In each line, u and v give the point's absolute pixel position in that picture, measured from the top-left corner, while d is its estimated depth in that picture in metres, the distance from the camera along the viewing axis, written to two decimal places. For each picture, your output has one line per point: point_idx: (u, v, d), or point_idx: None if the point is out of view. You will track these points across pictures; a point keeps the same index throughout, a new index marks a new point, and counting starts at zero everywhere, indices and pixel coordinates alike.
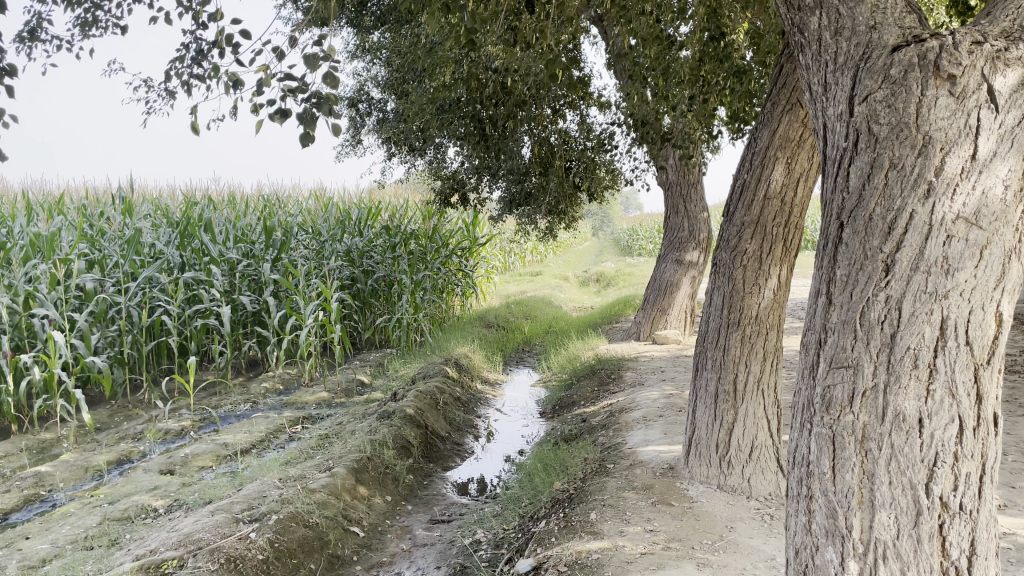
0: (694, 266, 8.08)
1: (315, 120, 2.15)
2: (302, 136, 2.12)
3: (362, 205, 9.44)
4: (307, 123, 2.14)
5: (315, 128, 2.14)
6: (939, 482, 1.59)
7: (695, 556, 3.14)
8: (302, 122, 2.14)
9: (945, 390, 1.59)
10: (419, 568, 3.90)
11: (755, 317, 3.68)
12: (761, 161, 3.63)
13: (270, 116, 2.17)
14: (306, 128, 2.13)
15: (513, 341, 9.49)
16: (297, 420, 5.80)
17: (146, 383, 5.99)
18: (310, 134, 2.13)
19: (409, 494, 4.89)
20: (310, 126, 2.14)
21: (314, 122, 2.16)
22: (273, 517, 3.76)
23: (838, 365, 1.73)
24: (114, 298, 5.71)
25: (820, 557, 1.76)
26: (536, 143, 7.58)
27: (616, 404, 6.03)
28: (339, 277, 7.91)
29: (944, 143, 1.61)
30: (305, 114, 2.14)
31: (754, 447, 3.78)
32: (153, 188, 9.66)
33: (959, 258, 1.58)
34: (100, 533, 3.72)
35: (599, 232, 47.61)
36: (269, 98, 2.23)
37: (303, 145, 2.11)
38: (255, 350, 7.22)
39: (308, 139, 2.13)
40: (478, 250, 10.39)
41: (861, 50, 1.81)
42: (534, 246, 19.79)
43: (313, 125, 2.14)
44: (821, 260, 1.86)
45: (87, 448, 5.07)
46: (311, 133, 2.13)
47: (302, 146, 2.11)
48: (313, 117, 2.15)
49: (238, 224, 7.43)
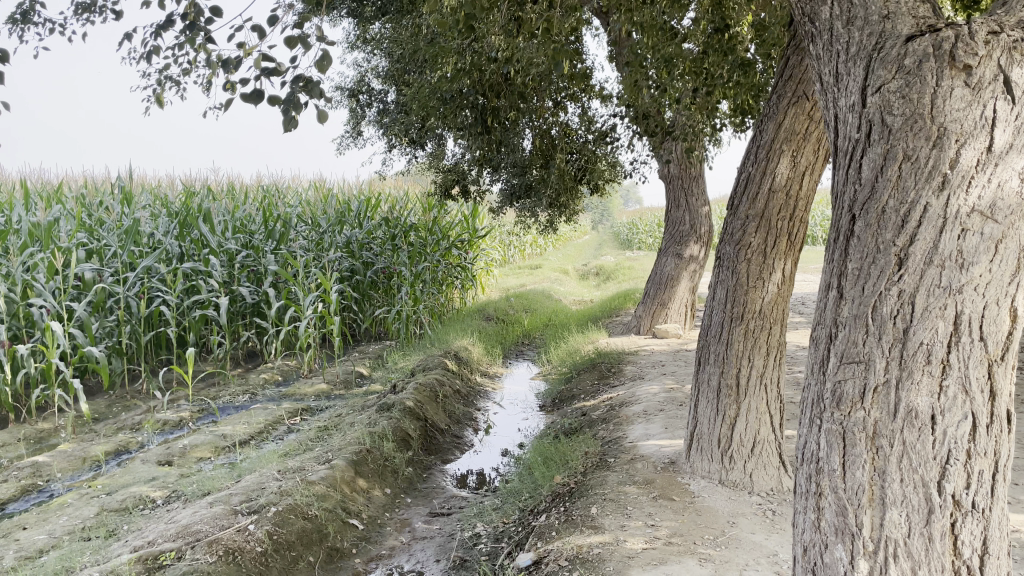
0: (695, 260, 8.04)
1: (301, 104, 2.11)
2: (286, 119, 2.09)
3: (362, 196, 9.42)
4: (292, 106, 2.10)
5: (302, 111, 2.10)
6: (952, 480, 1.56)
7: (697, 551, 3.12)
8: (287, 104, 2.10)
9: (958, 387, 1.56)
10: (419, 561, 3.88)
11: (759, 311, 3.66)
12: (766, 153, 3.59)
13: (253, 99, 2.12)
14: (291, 111, 2.09)
15: (512, 334, 9.45)
16: (296, 411, 5.78)
17: (144, 374, 5.96)
18: (294, 117, 2.10)
19: (409, 486, 4.87)
20: (295, 110, 2.10)
21: (300, 105, 2.12)
22: (272, 509, 3.73)
23: (848, 360, 1.70)
24: (113, 287, 5.66)
25: (829, 555, 1.73)
26: (537, 136, 7.53)
27: (616, 397, 6.00)
28: (339, 269, 7.87)
29: (960, 135, 1.58)
30: (289, 97, 2.10)
31: (757, 441, 3.75)
32: (152, 178, 9.62)
33: (975, 252, 1.55)
34: (98, 524, 3.69)
35: (598, 226, 47.63)
36: (246, 77, 2.18)
37: (287, 129, 2.08)
38: (254, 341, 7.21)
39: (293, 123, 2.10)
40: (478, 242, 10.37)
41: (874, 40, 1.78)
42: (533, 240, 19.79)
43: (299, 109, 2.10)
44: (832, 254, 1.83)
45: (85, 438, 5.05)
46: (296, 116, 2.09)
47: (287, 131, 2.08)
48: (299, 101, 2.10)
49: (237, 214, 7.39)
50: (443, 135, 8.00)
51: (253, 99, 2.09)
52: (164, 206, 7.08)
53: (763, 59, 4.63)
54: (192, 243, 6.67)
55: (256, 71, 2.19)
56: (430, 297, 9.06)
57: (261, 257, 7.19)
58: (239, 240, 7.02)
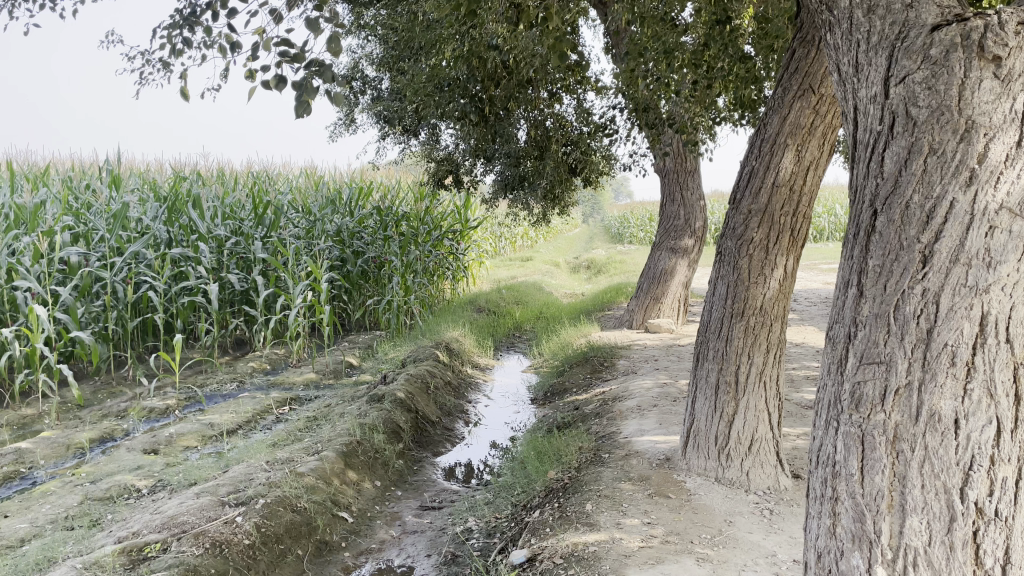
0: (689, 254, 8.00)
1: (315, 90, 1.94)
2: (300, 104, 1.92)
3: (353, 184, 9.33)
4: (305, 91, 1.93)
5: (316, 96, 1.93)
6: (975, 487, 1.50)
7: (695, 551, 3.06)
8: (300, 89, 1.93)
9: (983, 391, 1.50)
10: (409, 555, 3.82)
11: (760, 308, 3.60)
12: (770, 147, 3.53)
13: (264, 84, 1.95)
14: (304, 97, 1.92)
15: (503, 326, 9.39)
16: (284, 401, 5.70)
17: (130, 360, 5.85)
18: (308, 102, 1.93)
19: (399, 479, 4.80)
20: (308, 94, 1.93)
21: (313, 91, 1.96)
22: (260, 501, 3.66)
23: (869, 361, 1.64)
24: (99, 273, 5.55)
25: (846, 562, 1.67)
26: (532, 126, 7.35)
27: (609, 391, 5.95)
28: (329, 258, 7.76)
29: (989, 129, 1.52)
30: (302, 82, 1.93)
31: (755, 440, 3.71)
32: (141, 161, 9.45)
33: (1003, 250, 1.49)
34: (81, 513, 3.61)
35: (588, 217, 47.75)
36: (261, 63, 2.03)
37: (299, 115, 1.91)
38: (243, 329, 7.10)
39: (306, 109, 1.92)
40: (470, 233, 10.30)
41: (897, 29, 1.70)
42: (523, 233, 19.70)
43: (313, 93, 1.93)
44: (851, 251, 1.77)
45: (70, 424, 4.95)
46: (310, 101, 1.92)
47: (300, 116, 1.91)
48: (312, 87, 1.94)
49: (226, 201, 7.26)
50: (438, 124, 7.88)
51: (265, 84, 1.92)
52: (153, 190, 6.95)
53: (764, 53, 4.57)
54: (181, 228, 6.56)
55: (271, 56, 2.04)
56: (421, 287, 8.98)
57: (250, 244, 7.06)
58: (228, 227, 6.91)
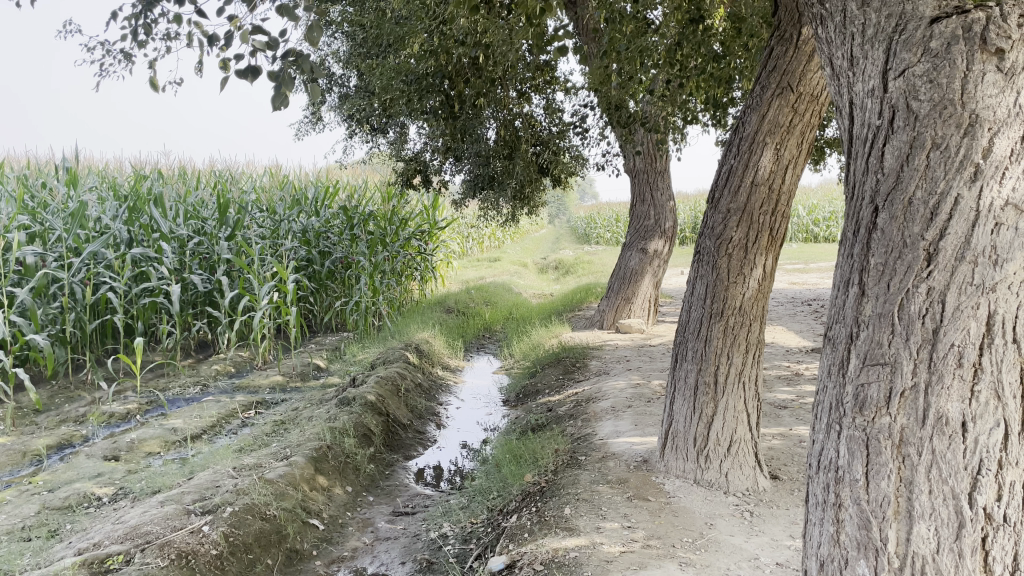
0: (659, 255, 7.97)
1: (293, 82, 1.84)
2: (277, 96, 1.82)
3: (318, 183, 9.15)
4: (283, 83, 1.83)
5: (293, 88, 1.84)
6: (983, 492, 1.46)
7: (676, 556, 3.01)
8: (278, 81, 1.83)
9: (991, 391, 1.45)
10: (383, 563, 3.72)
11: (739, 307, 3.56)
12: (749, 145, 3.49)
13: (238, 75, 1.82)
14: (282, 88, 1.82)
15: (473, 327, 9.30)
16: (250, 404, 5.55)
17: (88, 364, 5.64)
18: (286, 94, 1.83)
19: (371, 484, 4.69)
20: (286, 87, 1.83)
21: (290, 83, 1.85)
22: (227, 509, 3.52)
23: (872, 362, 1.60)
24: (56, 274, 5.34)
25: (851, 571, 1.63)
26: (501, 127, 7.24)
27: (582, 393, 5.89)
28: (295, 258, 7.59)
29: (994, 123, 1.47)
30: (280, 74, 1.82)
31: (733, 441, 3.67)
32: (99, 158, 9.16)
33: (1008, 248, 1.45)
34: (38, 524, 3.45)
35: (554, 219, 47.87)
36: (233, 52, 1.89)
37: (278, 108, 1.81)
38: (206, 331, 6.93)
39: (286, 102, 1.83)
40: (438, 234, 10.18)
41: (894, 21, 1.60)
42: (491, 232, 19.60)
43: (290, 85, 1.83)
44: (851, 248, 1.72)
45: (25, 431, 4.75)
46: (287, 93, 1.83)
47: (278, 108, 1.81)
48: (291, 79, 1.83)
49: (188, 200, 7.04)
50: (405, 123, 7.73)
51: (243, 75, 1.80)
52: (112, 190, 6.72)
53: (734, 53, 4.53)
54: (141, 227, 6.33)
55: (245, 45, 1.90)
56: (388, 288, 8.86)
57: (214, 244, 6.88)
58: (191, 226, 6.70)
